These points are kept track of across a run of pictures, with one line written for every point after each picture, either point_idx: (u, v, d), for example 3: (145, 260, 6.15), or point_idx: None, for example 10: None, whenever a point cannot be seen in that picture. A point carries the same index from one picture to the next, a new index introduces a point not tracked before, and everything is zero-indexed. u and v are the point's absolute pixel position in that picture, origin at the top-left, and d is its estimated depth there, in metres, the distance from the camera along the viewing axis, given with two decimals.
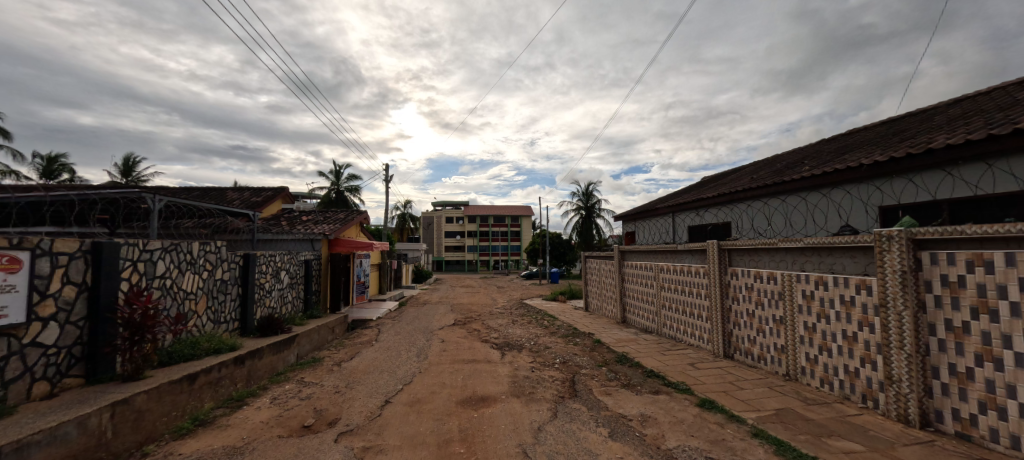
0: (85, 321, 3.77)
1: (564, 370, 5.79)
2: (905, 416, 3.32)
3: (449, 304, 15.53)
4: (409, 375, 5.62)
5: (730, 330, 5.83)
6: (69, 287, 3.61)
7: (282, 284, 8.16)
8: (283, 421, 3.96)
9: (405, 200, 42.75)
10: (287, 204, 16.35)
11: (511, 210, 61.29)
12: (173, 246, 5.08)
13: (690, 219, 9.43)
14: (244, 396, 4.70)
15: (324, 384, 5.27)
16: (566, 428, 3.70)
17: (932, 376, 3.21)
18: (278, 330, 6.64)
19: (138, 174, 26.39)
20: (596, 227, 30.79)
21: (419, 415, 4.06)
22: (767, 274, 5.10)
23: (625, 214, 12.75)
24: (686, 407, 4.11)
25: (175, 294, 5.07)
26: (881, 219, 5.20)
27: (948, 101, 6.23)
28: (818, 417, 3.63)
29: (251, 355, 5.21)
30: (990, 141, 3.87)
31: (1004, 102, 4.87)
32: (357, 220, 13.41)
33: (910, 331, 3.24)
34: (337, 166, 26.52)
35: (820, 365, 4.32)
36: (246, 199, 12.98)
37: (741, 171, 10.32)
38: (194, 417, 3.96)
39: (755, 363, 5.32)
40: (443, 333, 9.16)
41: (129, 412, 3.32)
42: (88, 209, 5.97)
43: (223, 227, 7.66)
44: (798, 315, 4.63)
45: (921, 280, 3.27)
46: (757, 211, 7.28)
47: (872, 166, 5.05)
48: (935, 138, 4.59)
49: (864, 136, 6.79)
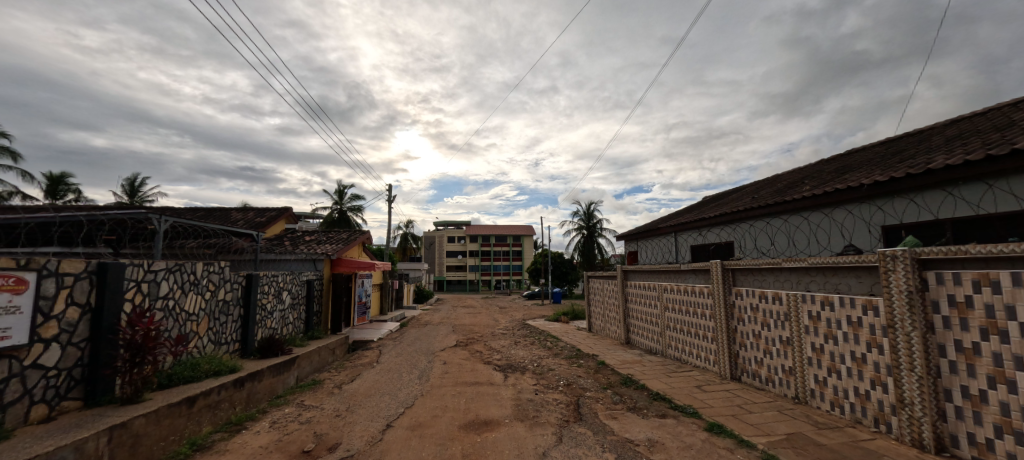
0: (86, 342, 3.75)
1: (568, 393, 5.70)
2: (919, 441, 3.24)
3: (450, 325, 15.38)
4: (411, 398, 5.53)
5: (737, 352, 5.75)
6: (73, 308, 3.60)
7: (284, 305, 8.13)
8: (282, 446, 3.88)
9: (407, 221, 42.80)
10: (290, 224, 16.57)
11: (513, 230, 61.44)
12: (178, 266, 5.10)
13: (693, 238, 9.43)
14: (243, 420, 4.63)
15: (325, 408, 5.19)
16: (571, 453, 3.62)
17: (945, 399, 3.14)
18: (278, 351, 6.56)
19: (144, 193, 26.70)
20: (597, 247, 30.71)
21: (421, 440, 3.96)
22: (772, 294, 5.07)
23: (626, 233, 12.78)
24: (694, 432, 4.02)
25: (177, 316, 5.06)
26: (884, 238, 5.21)
27: (944, 121, 6.32)
28: (830, 442, 3.54)
29: (251, 377, 5.15)
30: (990, 161, 3.90)
31: (1000, 123, 4.94)
32: (359, 240, 13.49)
33: (920, 352, 3.19)
34: (341, 186, 26.94)
35: (829, 388, 4.24)
36: (251, 219, 13.11)
37: (742, 191, 10.42)
38: (192, 442, 3.89)
39: (763, 385, 5.22)
40: (445, 354, 9.09)
41: (127, 436, 3.27)
42: (95, 229, 6.08)
43: (227, 247, 7.68)
44: (805, 337, 4.57)
45: (928, 300, 3.24)
46: (760, 230, 7.30)
47: (873, 186, 5.08)
48: (934, 158, 4.63)
49: (863, 156, 6.85)
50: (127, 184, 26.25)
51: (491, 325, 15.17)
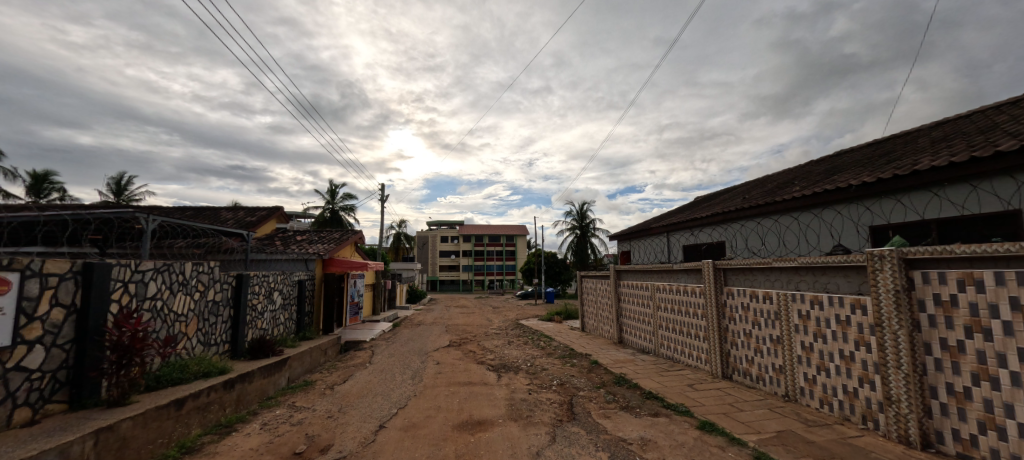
0: (71, 344, 3.68)
1: (561, 393, 5.71)
2: (906, 437, 3.30)
3: (444, 325, 15.32)
4: (404, 398, 5.50)
5: (728, 351, 5.81)
6: (57, 309, 3.52)
7: (274, 306, 8.04)
8: (273, 448, 3.84)
9: (400, 221, 42.56)
10: (281, 223, 16.39)
11: (507, 230, 61.42)
12: (166, 266, 5.02)
13: (685, 238, 9.50)
14: (233, 422, 4.58)
15: (317, 409, 5.14)
16: (565, 452, 3.62)
17: (931, 396, 3.20)
18: (269, 352, 6.49)
19: (131, 192, 26.24)
20: (591, 247, 30.81)
21: (415, 441, 3.94)
22: (762, 293, 5.13)
23: (619, 233, 12.84)
24: (686, 430, 4.05)
25: (166, 317, 4.98)
26: (872, 238, 5.29)
27: (930, 124, 6.45)
28: (819, 439, 3.60)
29: (241, 378, 5.08)
30: (975, 162, 3.99)
31: (984, 125, 5.04)
32: (352, 240, 13.41)
33: (906, 350, 3.26)
34: (333, 186, 26.74)
35: (818, 386, 4.30)
36: (241, 219, 12.95)
37: (733, 191, 10.53)
38: (181, 444, 3.84)
39: (754, 383, 5.28)
40: (438, 354, 9.05)
41: (113, 440, 3.21)
42: (81, 228, 5.96)
43: (217, 247, 7.57)
44: (795, 335, 4.63)
45: (914, 299, 3.30)
46: (750, 230, 7.37)
47: (862, 186, 5.15)
48: (920, 159, 4.71)
49: (852, 158, 6.95)
50: (115, 184, 25.82)
51: (484, 325, 15.14)
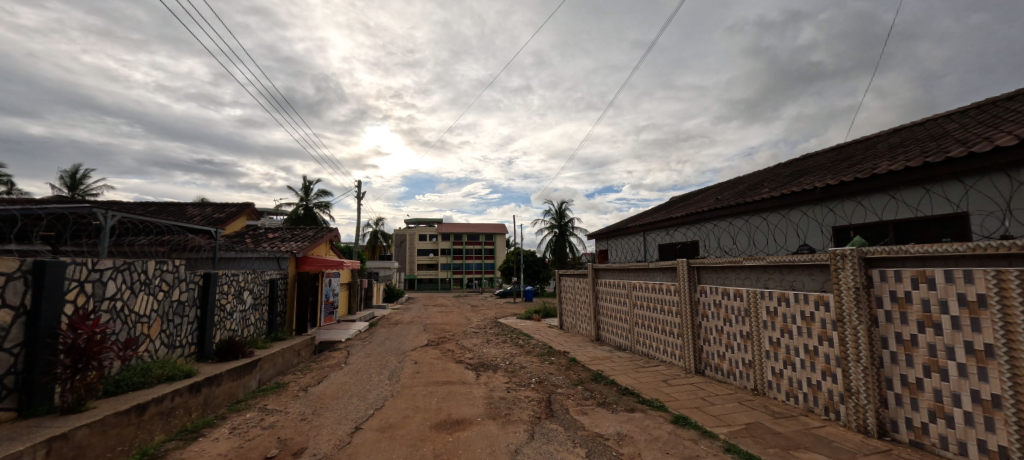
0: (21, 348, 3.44)
1: (540, 390, 5.75)
2: (864, 426, 3.48)
3: (421, 324, 15.16)
4: (381, 399, 5.42)
5: (701, 347, 5.99)
6: (4, 311, 3.28)
7: (244, 306, 7.75)
8: (243, 453, 3.71)
9: (377, 219, 41.79)
10: (252, 220, 15.82)
11: (486, 229, 61.29)
12: (126, 264, 4.77)
13: (661, 237, 9.72)
14: (199, 427, 4.40)
15: (290, 411, 5.00)
16: (544, 449, 3.65)
17: (887, 387, 3.40)
18: (239, 354, 6.26)
19: (87, 187, 24.76)
20: (569, 246, 31.12)
21: (392, 442, 3.89)
22: (733, 291, 5.31)
23: (597, 232, 13.02)
24: (661, 425, 4.15)
25: (126, 318, 4.73)
26: (835, 238, 5.56)
27: (888, 130, 6.82)
28: (785, 430, 3.76)
29: (208, 381, 4.89)
30: (927, 168, 4.25)
31: (936, 132, 5.37)
32: (326, 238, 13.07)
33: (865, 344, 3.44)
34: (307, 182, 26.00)
35: (785, 379, 4.48)
36: (209, 215, 12.42)
37: (706, 192, 10.85)
38: (143, 452, 3.66)
39: (725, 378, 5.46)
40: (416, 354, 8.94)
41: (68, 448, 3.03)
42: (31, 224, 5.58)
43: (182, 245, 7.24)
44: (763, 331, 4.81)
45: (872, 295, 3.49)
46: (722, 230, 7.62)
47: (826, 189, 5.40)
48: (879, 163, 4.97)
49: (817, 161, 7.27)
50: (69, 178, 24.31)
51: (463, 324, 15.07)
